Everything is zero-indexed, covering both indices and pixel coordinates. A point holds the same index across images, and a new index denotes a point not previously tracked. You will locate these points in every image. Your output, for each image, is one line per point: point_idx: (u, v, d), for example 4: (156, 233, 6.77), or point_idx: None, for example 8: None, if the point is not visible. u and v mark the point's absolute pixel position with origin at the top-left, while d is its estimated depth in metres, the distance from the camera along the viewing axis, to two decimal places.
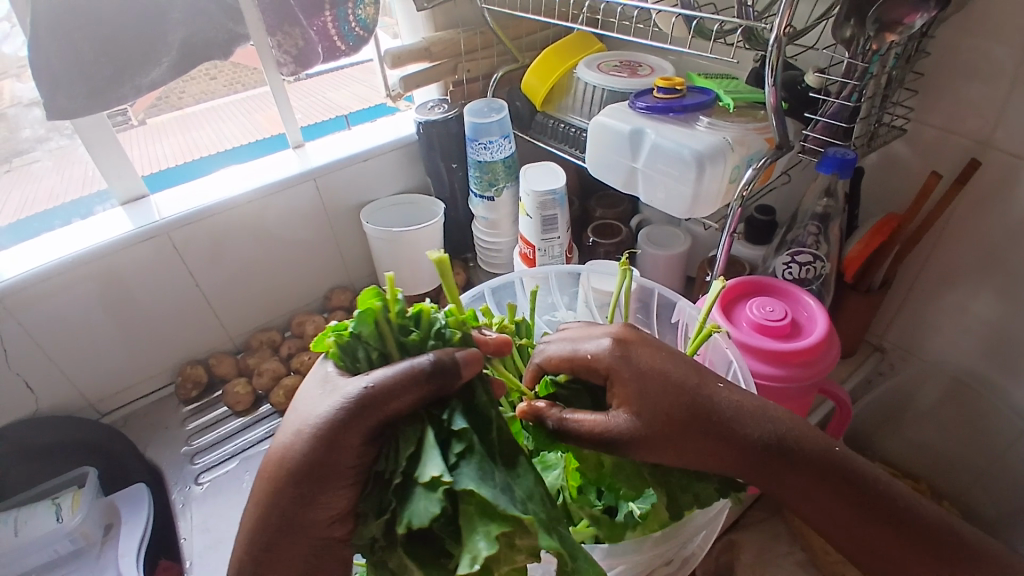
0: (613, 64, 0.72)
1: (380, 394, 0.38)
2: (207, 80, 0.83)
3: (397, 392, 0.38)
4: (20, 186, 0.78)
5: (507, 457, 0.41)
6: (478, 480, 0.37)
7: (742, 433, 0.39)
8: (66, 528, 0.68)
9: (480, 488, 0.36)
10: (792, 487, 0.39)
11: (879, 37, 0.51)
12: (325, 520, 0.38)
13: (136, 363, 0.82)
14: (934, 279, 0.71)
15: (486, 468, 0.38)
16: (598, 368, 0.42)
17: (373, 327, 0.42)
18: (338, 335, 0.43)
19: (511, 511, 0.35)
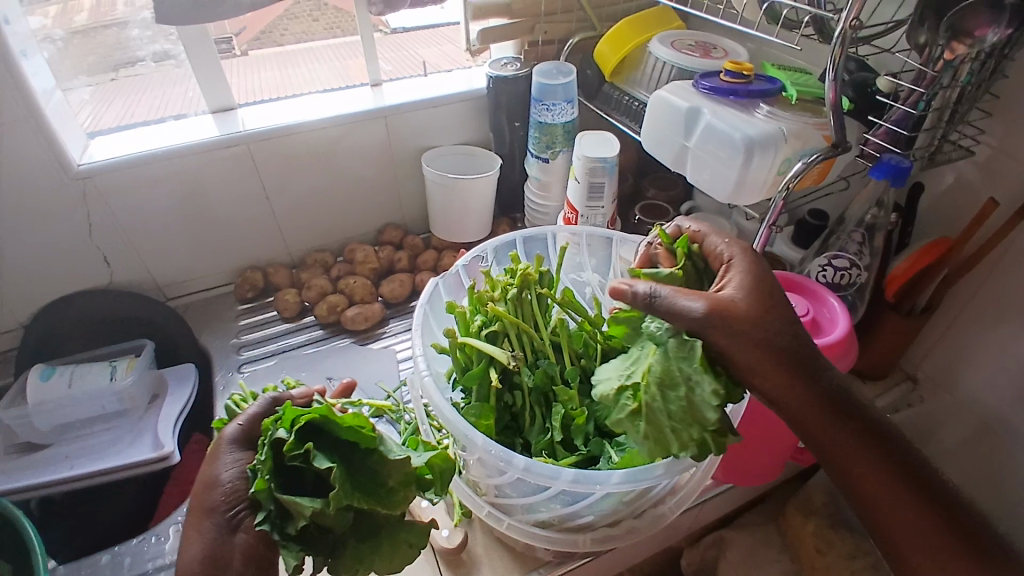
0: (687, 43, 0.72)
1: (249, 429, 0.51)
2: (310, 22, 0.91)
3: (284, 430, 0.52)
4: (129, 92, 0.86)
5: None
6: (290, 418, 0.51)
7: (816, 370, 0.44)
8: (116, 386, 0.77)
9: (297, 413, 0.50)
10: (840, 438, 0.44)
11: (950, 46, 0.50)
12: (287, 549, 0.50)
13: (203, 259, 0.90)
14: (980, 311, 0.68)
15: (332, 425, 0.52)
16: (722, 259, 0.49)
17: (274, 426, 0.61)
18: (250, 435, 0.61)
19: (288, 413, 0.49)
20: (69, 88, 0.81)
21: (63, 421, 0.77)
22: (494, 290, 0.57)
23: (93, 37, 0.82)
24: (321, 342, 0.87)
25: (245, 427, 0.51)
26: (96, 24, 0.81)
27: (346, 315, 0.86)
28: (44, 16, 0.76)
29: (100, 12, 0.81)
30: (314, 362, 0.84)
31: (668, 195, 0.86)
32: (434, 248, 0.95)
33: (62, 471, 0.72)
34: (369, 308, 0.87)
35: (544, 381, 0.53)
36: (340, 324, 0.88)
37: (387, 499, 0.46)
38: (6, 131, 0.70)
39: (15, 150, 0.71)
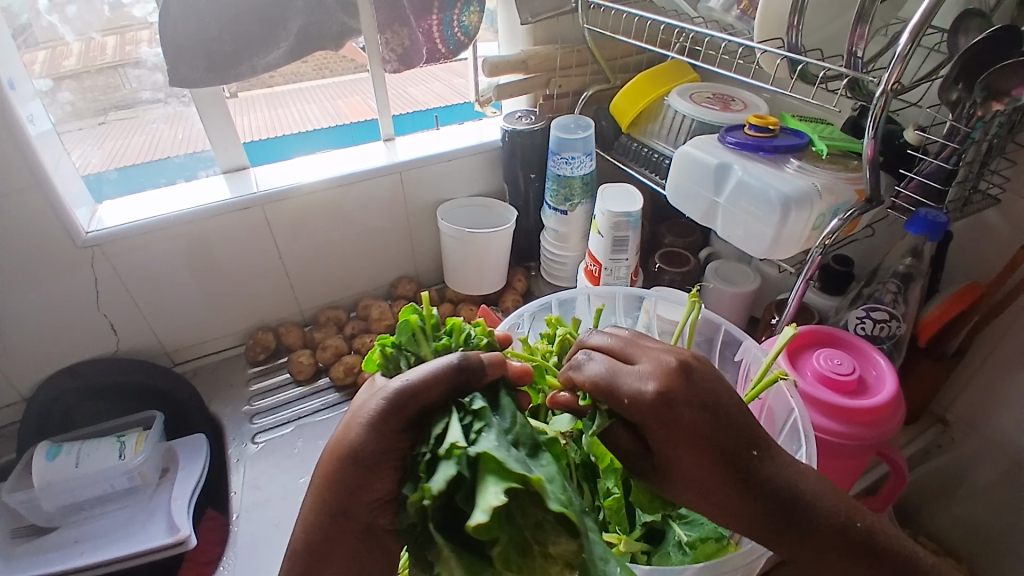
0: (705, 96, 0.72)
1: (424, 391, 0.39)
2: (300, 63, 0.84)
3: (432, 389, 0.39)
4: (114, 136, 0.82)
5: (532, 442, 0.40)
6: (496, 446, 0.36)
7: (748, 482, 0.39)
8: (127, 465, 0.73)
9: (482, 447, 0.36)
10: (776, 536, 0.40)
11: (986, 104, 0.51)
12: (372, 505, 0.39)
13: (212, 322, 0.87)
14: (1010, 358, 0.66)
15: (506, 445, 0.37)
16: (631, 413, 0.39)
17: (413, 337, 0.47)
18: (382, 349, 0.47)
19: (522, 472, 0.34)
20: (73, 142, 0.79)
21: (71, 502, 0.72)
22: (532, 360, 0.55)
23: (85, 85, 0.78)
24: (335, 407, 0.84)
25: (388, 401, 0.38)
26: (89, 68, 0.77)
27: (363, 376, 0.84)
28: (35, 62, 0.73)
29: (92, 57, 0.77)
30: (331, 428, 0.81)
31: (686, 242, 0.85)
32: (450, 301, 0.94)
33: (73, 558, 0.68)
34: None
35: None
36: (357, 385, 0.86)
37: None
38: (14, 201, 0.68)
39: (23, 221, 0.69)
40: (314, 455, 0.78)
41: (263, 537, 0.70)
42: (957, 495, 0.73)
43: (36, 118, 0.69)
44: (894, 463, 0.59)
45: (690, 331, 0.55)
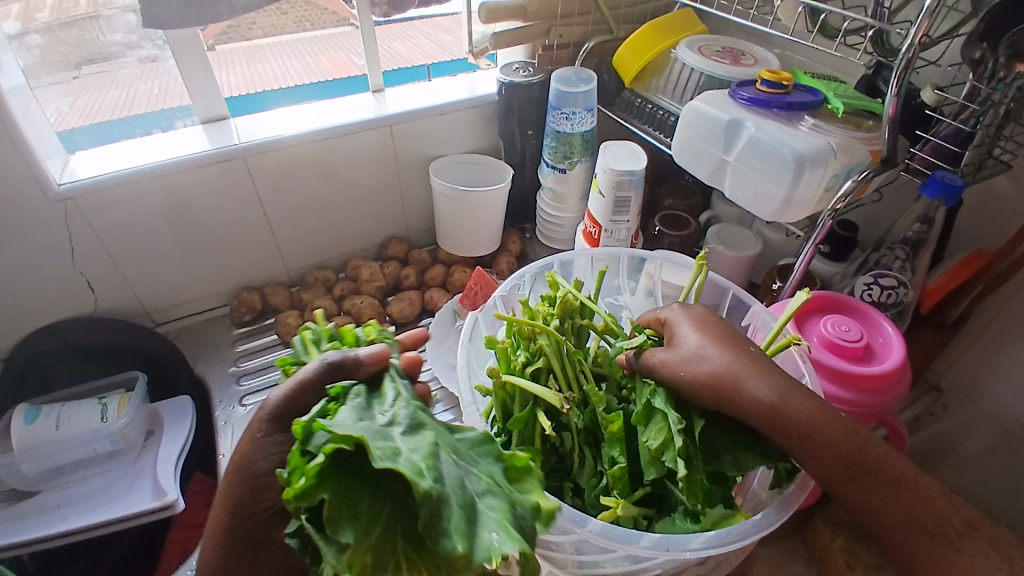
0: (715, 49, 0.69)
1: (295, 397, 0.47)
2: (279, 15, 0.82)
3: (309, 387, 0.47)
4: (84, 93, 0.78)
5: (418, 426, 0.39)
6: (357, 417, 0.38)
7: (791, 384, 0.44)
8: (110, 428, 0.71)
9: (339, 427, 0.36)
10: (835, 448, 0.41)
11: (1010, 65, 0.50)
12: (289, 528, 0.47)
13: (194, 281, 0.84)
14: (1012, 326, 0.64)
15: (368, 423, 0.38)
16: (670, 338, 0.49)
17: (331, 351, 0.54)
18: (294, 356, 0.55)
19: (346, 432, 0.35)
20: (45, 96, 0.74)
21: (51, 466, 0.70)
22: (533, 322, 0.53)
23: (56, 37, 0.73)
24: None
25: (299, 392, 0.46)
26: (63, 20, 0.73)
27: None
28: (7, 15, 0.68)
29: (65, 9, 0.73)
30: None
31: (687, 204, 0.82)
32: (442, 262, 0.91)
33: (55, 523, 0.66)
34: (378, 330, 0.82)
35: (595, 421, 0.50)
36: None
37: (448, 571, 0.33)
38: None
39: None
40: None
41: None
42: None
43: (6, 70, 0.64)
44: (896, 430, 0.58)
45: (697, 295, 0.54)
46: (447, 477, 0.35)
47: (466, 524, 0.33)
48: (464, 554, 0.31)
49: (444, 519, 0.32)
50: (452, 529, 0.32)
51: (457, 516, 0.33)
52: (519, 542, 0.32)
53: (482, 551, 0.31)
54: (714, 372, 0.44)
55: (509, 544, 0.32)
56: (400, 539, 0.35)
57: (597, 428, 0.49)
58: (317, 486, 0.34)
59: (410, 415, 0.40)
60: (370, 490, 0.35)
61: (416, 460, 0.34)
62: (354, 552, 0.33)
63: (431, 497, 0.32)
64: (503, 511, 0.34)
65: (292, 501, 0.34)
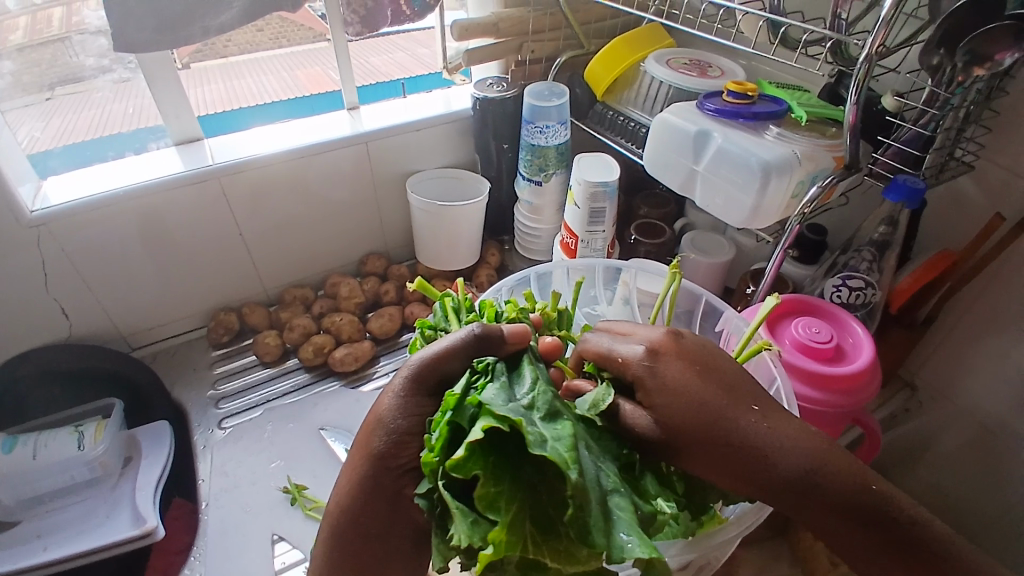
0: (683, 61, 0.71)
1: (438, 363, 0.43)
2: (254, 32, 0.80)
3: None
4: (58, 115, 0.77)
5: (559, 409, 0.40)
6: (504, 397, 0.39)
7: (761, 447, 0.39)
8: (87, 456, 0.69)
9: (496, 406, 0.37)
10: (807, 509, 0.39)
11: (968, 70, 0.51)
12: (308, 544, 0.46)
13: (171, 303, 0.83)
14: (977, 324, 0.67)
15: (515, 406, 0.39)
16: (627, 372, 0.44)
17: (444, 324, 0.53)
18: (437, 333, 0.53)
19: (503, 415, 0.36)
20: (17, 118, 0.73)
21: (28, 495, 0.68)
22: None
23: (28, 59, 0.72)
24: (304, 390, 0.81)
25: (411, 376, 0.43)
26: (36, 42, 0.71)
27: (334, 356, 0.81)
28: None
29: (38, 30, 0.71)
30: (302, 410, 0.79)
31: (661, 213, 0.84)
32: (422, 276, 0.91)
33: (32, 555, 0.65)
34: (359, 347, 0.82)
35: None
36: (328, 365, 0.83)
37: (573, 559, 0.34)
38: None
39: None
40: (284, 438, 0.76)
41: (235, 524, 0.67)
42: (923, 458, 0.75)
43: None
44: (869, 428, 0.59)
45: (671, 302, 0.54)
46: (588, 472, 0.36)
47: (603, 521, 0.35)
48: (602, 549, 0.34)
49: (591, 518, 0.35)
50: (595, 524, 0.35)
51: (596, 512, 0.35)
52: (651, 549, 0.34)
53: (618, 551, 0.34)
54: (672, 438, 0.41)
55: (642, 548, 0.34)
56: (529, 524, 0.35)
57: None
58: (473, 460, 0.35)
59: (548, 400, 0.40)
60: (511, 472, 0.36)
61: (563, 450, 0.36)
62: (498, 535, 0.33)
63: (581, 494, 0.34)
64: (631, 511, 0.37)
65: (454, 469, 0.34)
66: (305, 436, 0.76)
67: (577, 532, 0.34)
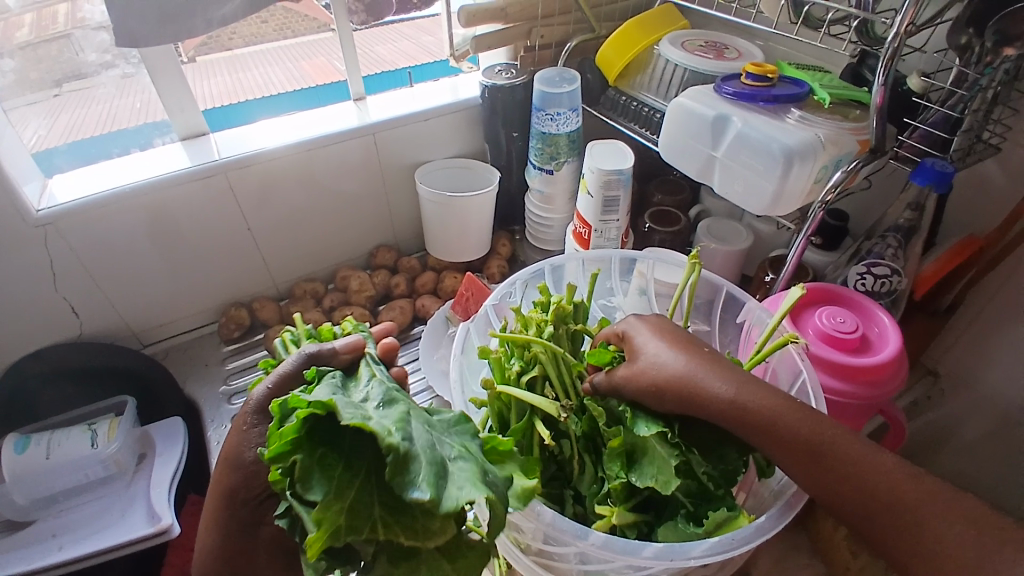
0: (698, 44, 0.68)
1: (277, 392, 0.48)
2: (259, 23, 0.79)
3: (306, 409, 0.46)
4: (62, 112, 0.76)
5: (390, 397, 0.39)
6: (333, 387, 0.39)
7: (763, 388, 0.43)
8: (101, 454, 0.69)
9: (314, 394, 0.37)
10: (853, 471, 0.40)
11: (998, 50, 0.50)
12: None
13: (179, 299, 0.82)
14: (1005, 311, 0.64)
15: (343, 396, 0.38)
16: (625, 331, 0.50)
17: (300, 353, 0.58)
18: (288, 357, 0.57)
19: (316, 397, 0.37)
20: (21, 119, 0.72)
21: (44, 493, 0.69)
22: (527, 329, 0.52)
23: (32, 57, 0.71)
24: None
25: (272, 387, 0.48)
26: (42, 39, 0.71)
27: None
28: None
29: (43, 27, 0.70)
30: None
31: (676, 200, 0.82)
32: (432, 269, 0.90)
33: (50, 554, 0.65)
34: None
35: (594, 426, 0.49)
36: None
37: (421, 528, 0.35)
38: None
39: None
40: None
41: None
42: None
43: None
44: (894, 420, 0.58)
45: (691, 294, 0.53)
46: (419, 437, 0.35)
47: (433, 476, 0.33)
48: (432, 500, 0.32)
49: (413, 471, 0.33)
50: (420, 479, 0.32)
51: (425, 470, 0.33)
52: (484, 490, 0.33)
53: (451, 500, 0.32)
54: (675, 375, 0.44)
55: (473, 492, 0.33)
56: (377, 507, 0.35)
57: (596, 434, 0.49)
58: (293, 443, 0.35)
59: (383, 392, 0.40)
60: (345, 455, 0.36)
61: (378, 425, 0.35)
62: (319, 512, 0.33)
63: (400, 454, 0.33)
64: (473, 471, 0.35)
65: (268, 460, 0.35)
66: None
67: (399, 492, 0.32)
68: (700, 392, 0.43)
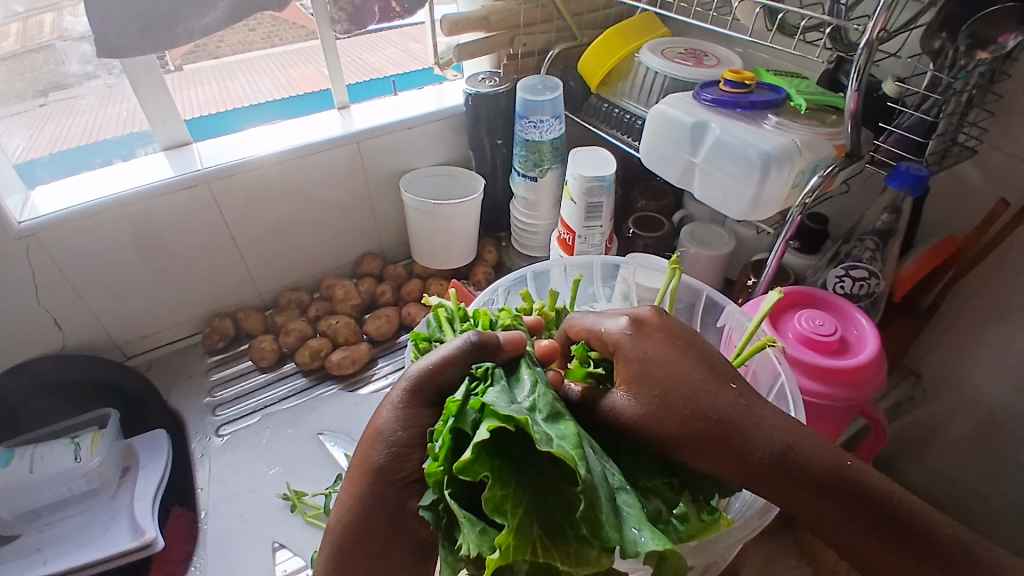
0: (678, 51, 0.69)
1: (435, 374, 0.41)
2: (247, 31, 0.78)
3: None
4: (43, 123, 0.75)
5: (554, 410, 0.38)
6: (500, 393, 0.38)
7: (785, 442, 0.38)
8: (84, 467, 0.68)
9: (498, 406, 0.35)
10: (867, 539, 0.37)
11: (971, 53, 0.50)
12: None
13: (163, 310, 0.82)
14: (982, 311, 0.65)
15: (518, 407, 0.37)
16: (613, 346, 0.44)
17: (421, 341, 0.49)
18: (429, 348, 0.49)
19: (510, 413, 0.35)
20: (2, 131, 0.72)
21: (27, 508, 0.68)
22: None
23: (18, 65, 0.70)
24: (303, 394, 0.80)
25: (430, 370, 0.41)
26: (26, 48, 0.69)
27: (331, 360, 0.80)
28: None
29: (28, 36, 0.69)
30: (300, 415, 0.78)
31: (660, 206, 0.82)
32: (418, 276, 0.90)
33: (32, 570, 0.64)
34: (356, 350, 0.81)
35: None
36: (325, 369, 0.82)
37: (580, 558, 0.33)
38: None
39: None
40: (283, 443, 0.75)
41: (235, 533, 0.67)
42: (931, 446, 0.75)
43: None
44: (875, 420, 0.58)
45: (671, 298, 0.53)
46: (594, 468, 0.36)
47: (614, 516, 0.34)
48: (618, 542, 0.33)
49: (600, 508, 0.34)
50: (605, 519, 0.34)
51: (607, 507, 0.34)
52: (663, 540, 0.33)
53: (632, 545, 0.34)
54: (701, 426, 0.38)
55: (652, 542, 0.33)
56: (537, 530, 0.34)
57: None
58: (479, 462, 0.34)
59: (550, 404, 0.39)
60: (519, 473, 0.35)
61: (568, 452, 0.34)
62: (506, 538, 0.32)
63: (589, 492, 0.33)
64: (638, 508, 0.36)
65: (462, 471, 0.33)
66: (304, 442, 0.75)
67: (590, 529, 0.33)
68: (719, 436, 0.38)
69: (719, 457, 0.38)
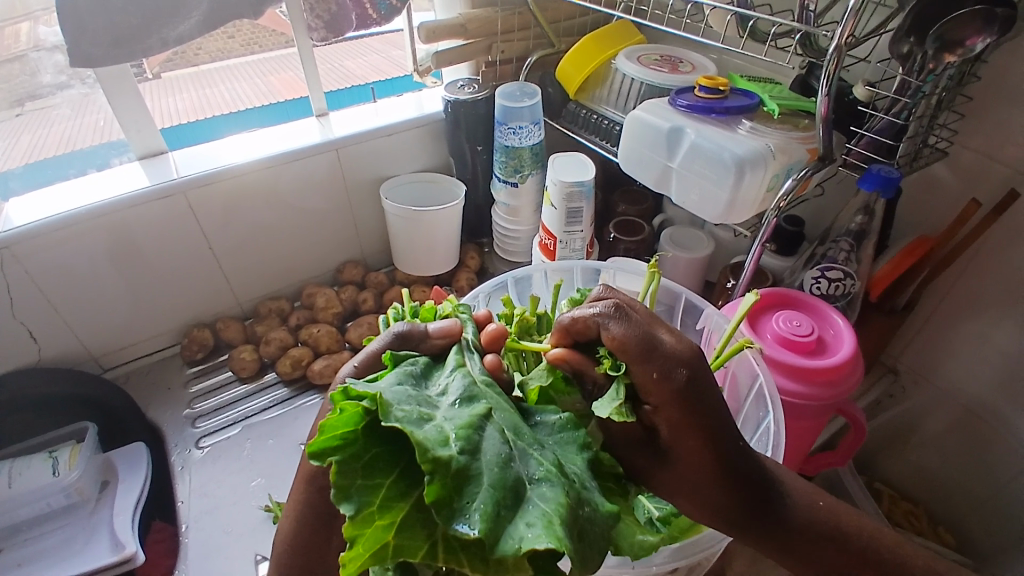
0: (653, 58, 0.70)
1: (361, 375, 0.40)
2: (225, 39, 0.78)
3: None
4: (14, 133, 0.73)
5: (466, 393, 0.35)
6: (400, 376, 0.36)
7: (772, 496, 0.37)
8: (62, 482, 0.67)
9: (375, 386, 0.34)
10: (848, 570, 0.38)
11: (938, 56, 0.51)
12: None
13: (141, 321, 0.81)
14: (956, 307, 0.66)
15: (409, 390, 0.35)
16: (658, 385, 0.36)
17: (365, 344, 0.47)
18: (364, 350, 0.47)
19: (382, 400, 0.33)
20: None
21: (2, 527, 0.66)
22: None
23: None
24: (284, 404, 0.80)
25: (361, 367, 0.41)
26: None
27: (313, 369, 0.80)
28: None
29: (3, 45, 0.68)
30: (283, 426, 0.77)
31: (639, 210, 0.83)
32: (401, 283, 0.90)
33: None
34: (337, 358, 0.80)
35: None
36: (306, 378, 0.81)
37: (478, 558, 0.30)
38: None
39: None
40: (265, 454, 0.74)
41: (217, 546, 0.66)
42: (910, 442, 0.76)
43: None
44: (854, 418, 0.59)
45: (651, 301, 0.53)
46: (485, 451, 0.32)
47: (493, 505, 0.29)
48: (482, 537, 0.28)
49: (467, 499, 0.29)
50: (472, 508, 0.29)
51: (484, 495, 0.30)
52: (553, 538, 0.28)
53: (510, 542, 0.28)
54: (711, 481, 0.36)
55: (540, 539, 0.28)
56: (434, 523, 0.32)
57: None
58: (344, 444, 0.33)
59: (462, 386, 0.36)
60: (399, 458, 0.33)
61: (428, 438, 0.31)
62: (352, 528, 0.30)
63: (450, 477, 0.30)
64: (557, 504, 0.31)
65: (311, 456, 0.32)
66: (287, 452, 0.74)
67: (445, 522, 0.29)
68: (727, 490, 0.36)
69: (747, 523, 0.37)
